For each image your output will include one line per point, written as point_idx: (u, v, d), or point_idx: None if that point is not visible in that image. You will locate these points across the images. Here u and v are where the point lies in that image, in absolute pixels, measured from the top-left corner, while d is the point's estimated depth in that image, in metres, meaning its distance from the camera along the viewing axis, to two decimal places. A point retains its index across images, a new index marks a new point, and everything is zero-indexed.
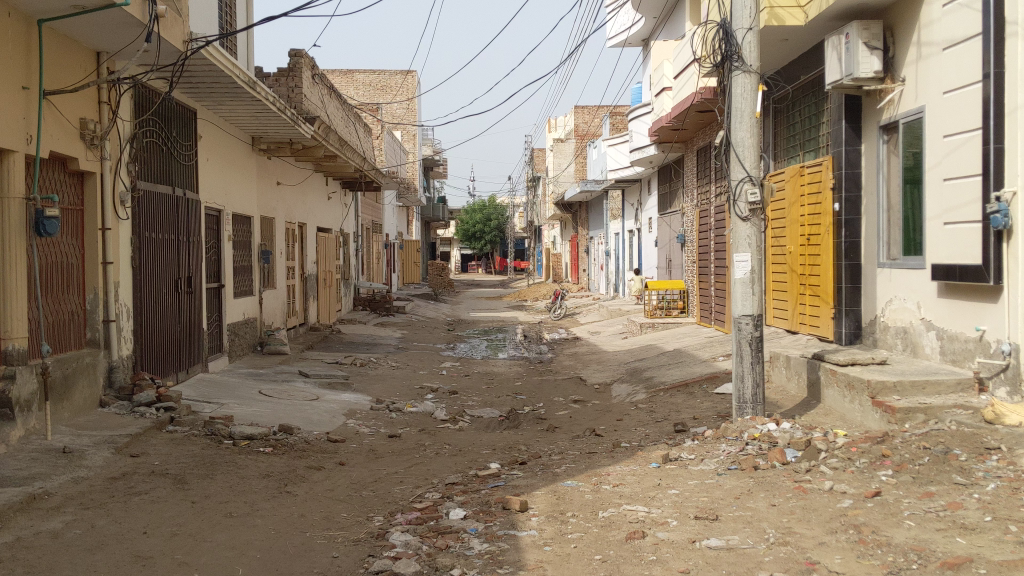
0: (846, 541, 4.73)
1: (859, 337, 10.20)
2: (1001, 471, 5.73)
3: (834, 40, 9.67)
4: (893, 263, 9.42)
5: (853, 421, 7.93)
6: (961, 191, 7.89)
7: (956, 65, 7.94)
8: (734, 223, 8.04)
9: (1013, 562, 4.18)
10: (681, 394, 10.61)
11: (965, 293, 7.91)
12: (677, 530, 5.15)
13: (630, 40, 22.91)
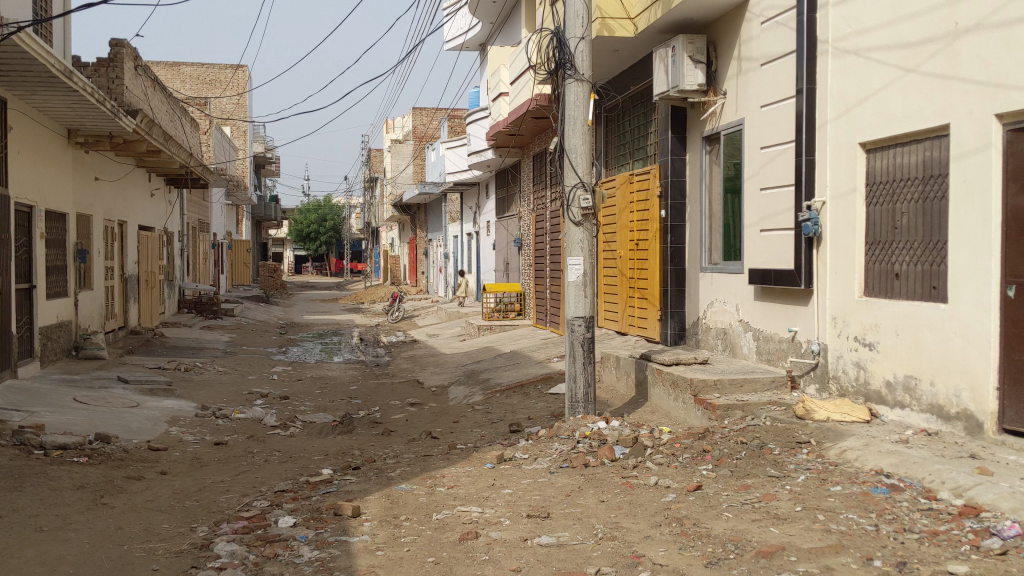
0: (669, 534, 4.92)
1: (683, 337, 10.63)
2: (810, 464, 6.12)
3: (661, 53, 10.05)
4: (714, 268, 9.87)
5: (677, 418, 8.26)
6: (775, 200, 8.38)
7: (772, 80, 8.42)
8: (568, 228, 8.20)
9: (821, 549, 4.47)
10: (516, 395, 10.75)
11: (778, 296, 8.39)
12: (510, 528, 5.21)
13: (467, 45, 23.08)
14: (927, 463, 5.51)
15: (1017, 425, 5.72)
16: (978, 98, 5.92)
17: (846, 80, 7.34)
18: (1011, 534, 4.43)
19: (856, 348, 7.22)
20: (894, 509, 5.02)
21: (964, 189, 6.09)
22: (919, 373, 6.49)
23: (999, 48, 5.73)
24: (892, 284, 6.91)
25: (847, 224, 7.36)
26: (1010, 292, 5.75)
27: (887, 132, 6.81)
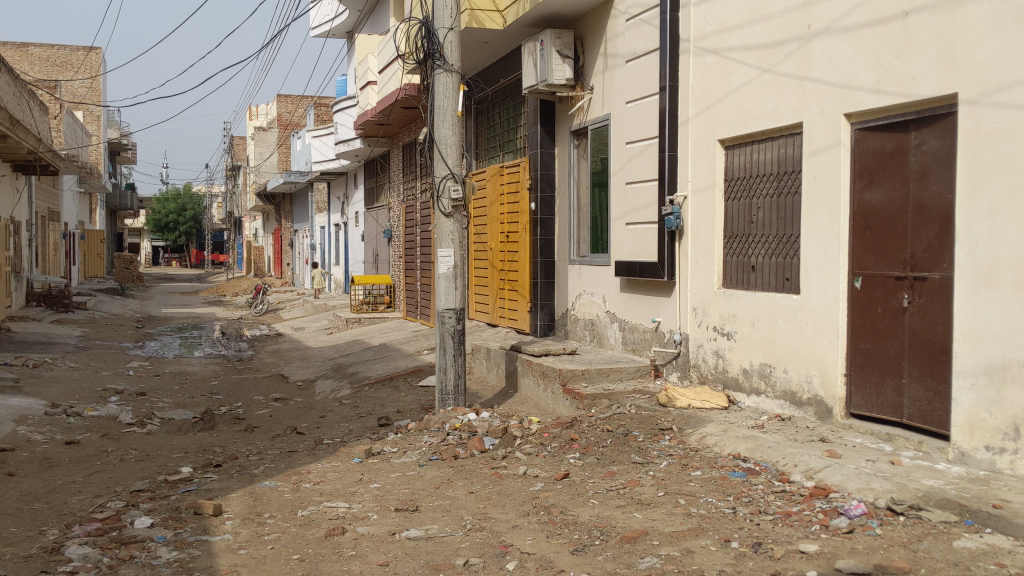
0: (537, 523, 4.97)
1: (552, 329, 10.76)
2: (672, 449, 6.30)
3: (529, 46, 10.12)
4: (582, 260, 10.04)
5: (546, 408, 8.36)
6: (640, 194, 8.57)
7: (637, 76, 8.61)
8: (438, 219, 8.15)
9: (682, 532, 4.61)
10: (386, 388, 10.67)
11: (642, 288, 8.60)
12: (377, 523, 5.15)
13: (335, 32, 22.68)
14: (780, 447, 5.76)
15: (863, 409, 6.06)
16: (828, 98, 6.22)
17: (706, 78, 7.58)
18: (857, 513, 4.68)
19: (715, 338, 7.49)
20: (751, 492, 5.22)
21: (815, 185, 6.38)
22: (773, 360, 6.78)
23: (848, 51, 6.02)
24: (749, 276, 7.20)
25: (706, 218, 7.61)
26: (856, 284, 6.08)
27: (744, 129, 7.07)
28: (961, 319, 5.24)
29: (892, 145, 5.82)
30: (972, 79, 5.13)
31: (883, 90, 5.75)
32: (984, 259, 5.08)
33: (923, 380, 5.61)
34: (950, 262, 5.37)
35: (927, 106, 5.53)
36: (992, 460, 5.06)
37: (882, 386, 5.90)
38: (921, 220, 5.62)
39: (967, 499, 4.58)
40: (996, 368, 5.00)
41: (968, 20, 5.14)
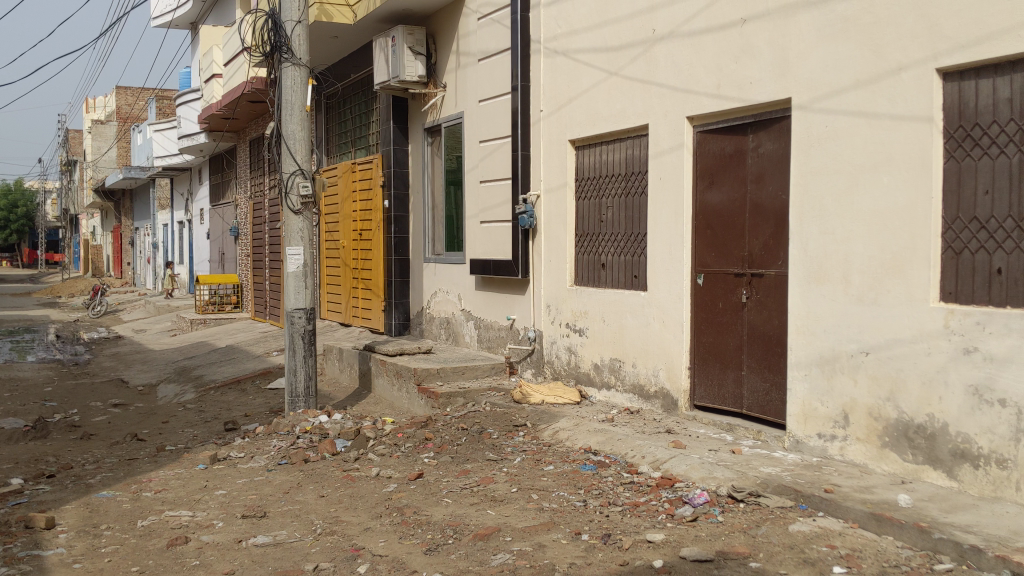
0: (390, 524, 4.92)
1: (407, 328, 10.68)
2: (525, 445, 6.37)
3: (381, 42, 10.01)
4: (437, 258, 10.02)
5: (400, 408, 8.29)
6: (494, 192, 8.62)
7: (489, 75, 8.64)
8: (287, 217, 7.95)
9: (534, 527, 4.66)
10: (233, 391, 10.34)
11: (497, 285, 8.65)
12: (223, 531, 4.98)
13: (177, 23, 21.86)
14: (629, 440, 5.90)
15: (706, 400, 6.30)
16: (672, 100, 6.41)
17: (556, 79, 7.69)
18: (701, 502, 4.85)
19: (567, 334, 7.62)
20: (600, 485, 5.33)
21: (660, 184, 6.57)
22: (623, 355, 6.95)
23: (691, 55, 6.22)
24: (599, 273, 7.35)
25: (557, 216, 7.74)
26: (699, 280, 6.32)
27: (594, 130, 7.21)
28: (795, 313, 5.51)
29: (731, 147, 6.05)
30: (804, 85, 5.40)
31: (724, 93, 5.97)
32: (815, 256, 5.37)
33: (761, 372, 5.87)
34: (785, 259, 5.65)
35: (764, 110, 5.78)
36: (824, 447, 5.35)
37: (723, 378, 6.14)
38: (758, 220, 5.88)
39: (801, 484, 4.83)
40: (827, 359, 5.30)
41: (800, 29, 5.41)
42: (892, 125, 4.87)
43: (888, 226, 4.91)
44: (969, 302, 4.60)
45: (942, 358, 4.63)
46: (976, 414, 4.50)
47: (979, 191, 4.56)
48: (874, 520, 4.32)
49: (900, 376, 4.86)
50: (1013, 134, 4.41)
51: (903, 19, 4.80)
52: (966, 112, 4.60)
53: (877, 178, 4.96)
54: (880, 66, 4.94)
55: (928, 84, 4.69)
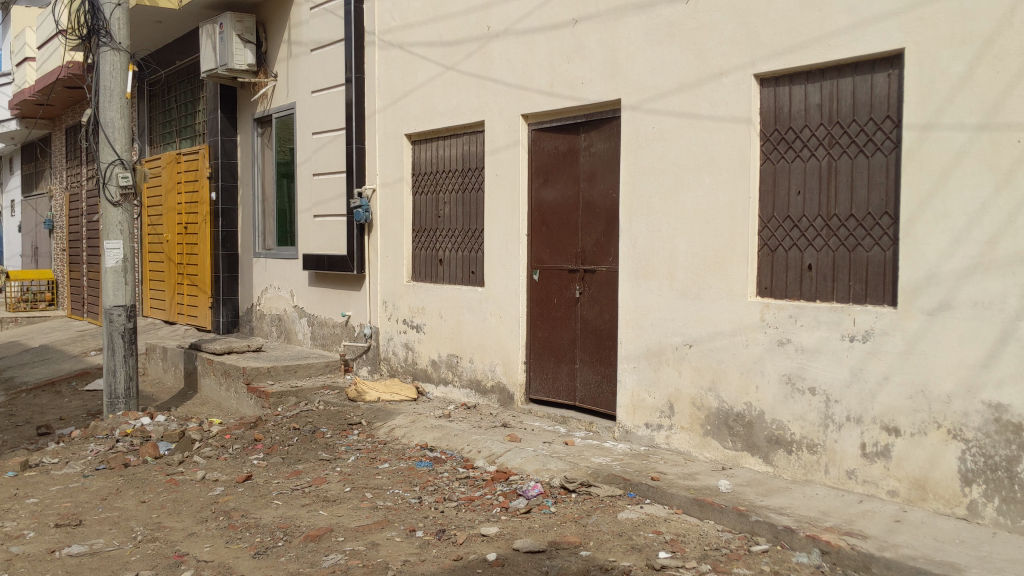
0: (216, 529, 4.74)
1: (236, 325, 10.33)
2: (359, 444, 6.28)
3: (208, 29, 9.64)
4: (268, 253, 9.75)
5: (229, 408, 8.01)
6: (327, 186, 8.46)
7: (322, 67, 8.48)
8: (105, 209, 7.54)
9: (367, 526, 4.60)
10: (47, 394, 9.71)
11: (331, 281, 8.50)
12: (34, 541, 4.67)
13: None
14: (464, 435, 5.92)
15: (540, 394, 6.40)
16: (506, 97, 6.47)
17: (391, 73, 7.62)
18: (534, 494, 4.91)
19: (403, 331, 7.58)
20: (436, 481, 5.32)
21: (495, 181, 6.62)
22: (459, 351, 6.97)
23: (524, 54, 6.30)
24: (436, 269, 7.35)
25: (393, 212, 7.68)
26: (534, 276, 6.41)
27: (430, 125, 7.20)
28: (624, 307, 5.68)
29: (564, 146, 6.17)
30: (632, 86, 5.56)
31: (556, 92, 6.07)
32: (643, 253, 5.54)
33: (593, 365, 6.02)
34: (615, 256, 5.82)
35: (595, 110, 5.92)
36: (651, 437, 5.53)
37: (557, 372, 6.25)
38: (589, 217, 6.02)
39: (630, 473, 4.98)
40: (654, 352, 5.48)
41: (628, 31, 5.57)
42: (714, 127, 5.09)
43: (710, 224, 5.13)
44: (783, 296, 4.88)
45: (759, 349, 4.89)
46: (789, 402, 4.78)
47: (792, 191, 4.83)
48: (697, 505, 4.50)
49: (721, 367, 5.09)
50: (822, 138, 4.70)
51: (723, 26, 5.02)
52: (781, 117, 4.87)
53: (700, 178, 5.17)
54: (702, 70, 5.15)
55: (747, 89, 4.92)
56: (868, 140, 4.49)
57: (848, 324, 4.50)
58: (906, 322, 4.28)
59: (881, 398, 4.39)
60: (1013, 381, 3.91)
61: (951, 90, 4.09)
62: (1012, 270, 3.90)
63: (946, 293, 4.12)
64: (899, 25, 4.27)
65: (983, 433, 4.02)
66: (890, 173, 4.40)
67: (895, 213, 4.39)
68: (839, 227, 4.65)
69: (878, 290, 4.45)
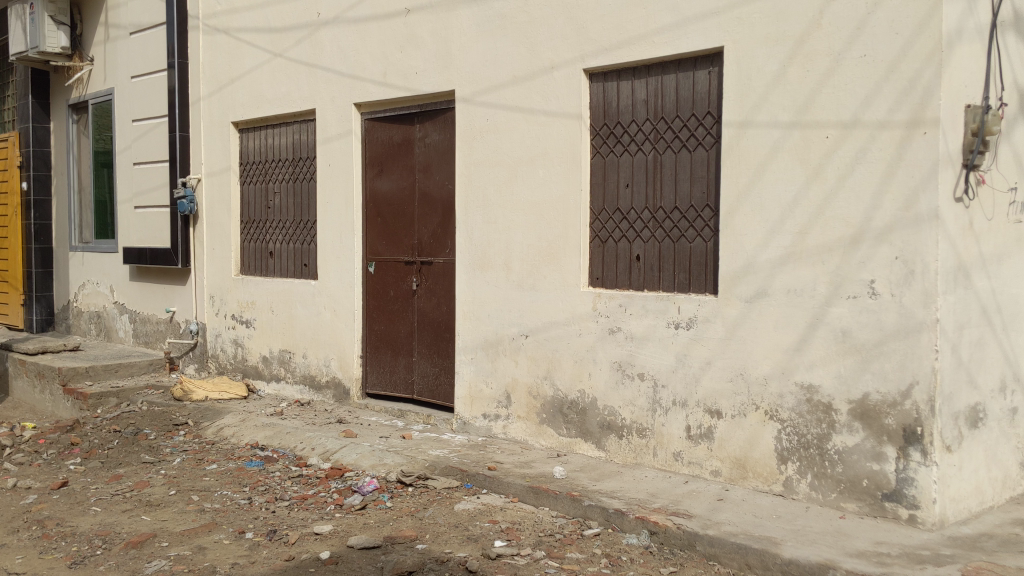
0: (28, 539, 4.45)
1: (52, 323, 9.73)
2: (186, 445, 6.04)
3: (16, 9, 8.93)
4: (85, 247, 9.23)
5: (44, 411, 7.53)
6: (149, 176, 8.09)
7: (143, 51, 8.08)
8: None
9: (193, 530, 4.43)
10: None
11: (154, 276, 8.14)
12: None
13: None
14: (297, 432, 5.80)
15: (377, 388, 6.34)
16: (337, 86, 6.35)
17: (217, 58, 7.34)
18: (369, 489, 4.86)
19: (232, 326, 7.34)
20: (266, 480, 5.18)
21: (328, 172, 6.50)
22: (292, 346, 6.81)
23: (355, 42, 6.20)
24: (267, 262, 7.16)
25: (222, 203, 7.42)
26: (370, 269, 6.34)
27: (259, 113, 6.99)
28: (460, 299, 5.69)
29: (398, 136, 6.13)
30: (465, 77, 5.57)
31: (389, 82, 6.00)
32: (479, 244, 5.56)
33: (430, 358, 6.01)
34: (452, 248, 5.83)
35: (428, 100, 5.90)
36: (488, 427, 5.57)
37: (394, 365, 6.22)
38: (425, 208, 6.00)
39: (466, 464, 5.00)
40: (491, 343, 5.52)
41: (460, 23, 5.57)
42: (545, 121, 5.16)
43: (544, 216, 5.20)
44: (613, 285, 5.00)
45: (591, 338, 5.01)
46: (619, 388, 4.91)
47: (621, 184, 4.95)
48: (532, 493, 4.57)
49: (555, 356, 5.18)
50: (648, 132, 4.84)
51: (553, 20, 5.10)
52: (609, 112, 4.99)
53: (534, 171, 5.23)
54: (533, 63, 5.21)
55: (576, 83, 5.01)
56: (691, 135, 4.66)
57: (673, 311, 4.67)
58: (726, 309, 4.47)
59: (704, 382, 4.57)
60: (823, 363, 4.14)
61: (766, 88, 4.29)
62: (822, 259, 4.13)
63: (763, 282, 4.33)
64: (719, 24, 4.45)
65: (797, 413, 4.25)
66: (711, 167, 4.58)
67: (716, 206, 4.57)
68: (665, 219, 4.80)
69: (701, 279, 4.64)
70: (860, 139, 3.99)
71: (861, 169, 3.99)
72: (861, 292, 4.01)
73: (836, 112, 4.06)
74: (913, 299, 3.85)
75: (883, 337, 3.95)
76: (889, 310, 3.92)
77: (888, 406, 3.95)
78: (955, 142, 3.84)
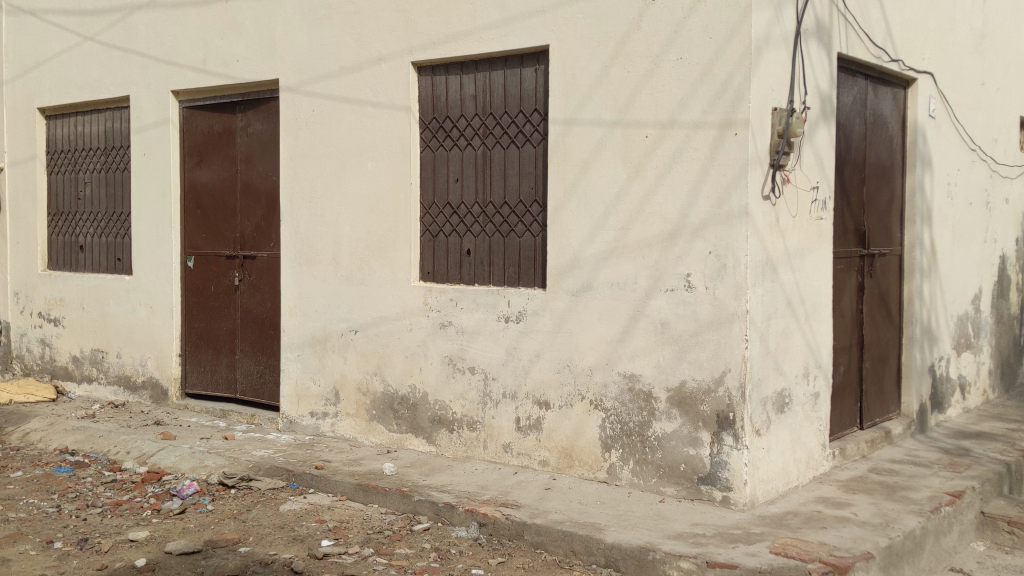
0: None
1: None
2: None
3: None
4: None
5: None
6: None
7: None
8: None
9: None
10: None
11: None
12: None
13: None
14: (111, 435, 5.52)
15: (199, 387, 6.12)
16: (154, 72, 6.08)
17: (20, 40, 6.89)
18: (189, 493, 4.69)
19: (40, 325, 6.92)
20: (77, 487, 4.90)
21: (144, 162, 6.21)
22: (105, 345, 6.49)
23: (172, 27, 5.95)
24: (77, 256, 6.79)
25: (28, 194, 6.99)
26: (189, 263, 6.11)
27: (68, 99, 6.62)
28: (286, 295, 5.57)
29: (220, 126, 5.94)
30: (290, 67, 5.44)
31: (210, 70, 5.79)
32: (305, 238, 5.46)
33: (255, 356, 5.85)
34: (276, 241, 5.69)
35: (251, 90, 5.73)
36: (316, 425, 5.48)
37: (216, 363, 6.03)
38: (248, 201, 5.83)
39: (293, 464, 4.90)
40: (318, 339, 5.43)
41: (285, 11, 5.44)
42: (374, 113, 5.12)
43: (373, 210, 5.16)
44: (444, 280, 5.02)
45: (422, 333, 5.01)
46: (450, 382, 4.93)
47: (451, 178, 4.98)
48: (360, 491, 4.52)
49: (385, 352, 5.15)
50: (477, 127, 4.87)
51: (381, 12, 5.05)
52: (438, 106, 5.00)
53: (361, 164, 5.18)
54: (361, 55, 5.14)
55: (405, 76, 4.99)
56: (519, 131, 4.73)
57: (503, 305, 4.72)
58: (554, 302, 4.56)
59: (532, 374, 4.65)
60: (644, 354, 4.30)
61: (590, 86, 4.40)
62: (642, 254, 4.28)
63: (587, 275, 4.45)
64: (544, 23, 4.53)
65: (620, 402, 4.39)
66: (538, 163, 4.66)
67: (543, 201, 4.66)
68: (494, 214, 4.85)
69: (530, 273, 4.71)
70: (677, 139, 4.15)
71: (678, 168, 4.15)
72: (679, 286, 4.18)
73: (655, 112, 4.21)
74: (725, 292, 4.04)
75: (699, 328, 4.13)
76: (704, 302, 4.11)
77: (703, 393, 4.13)
78: (764, 143, 4.04)
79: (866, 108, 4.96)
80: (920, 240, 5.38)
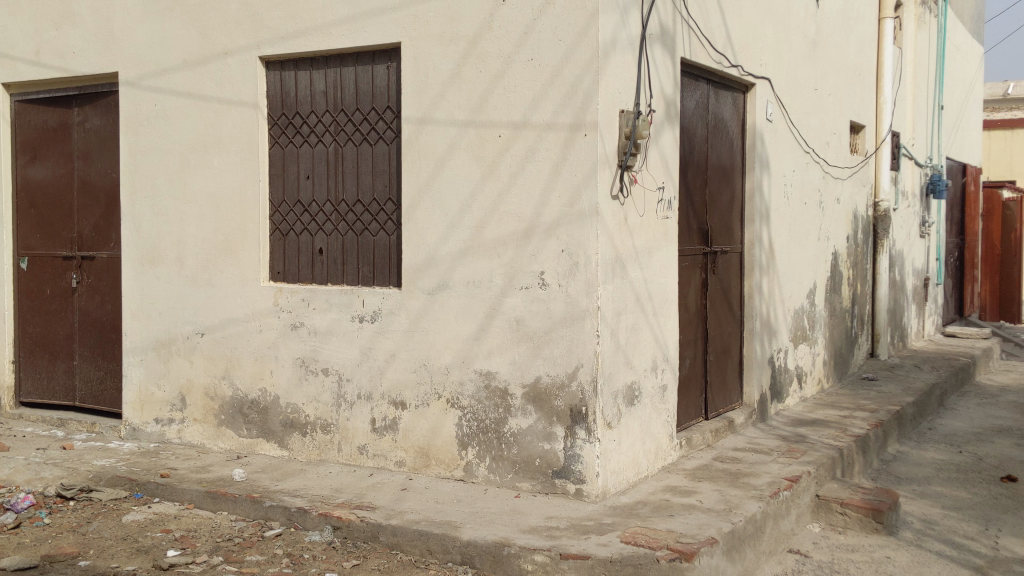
0: None
1: None
2: None
3: None
4: None
5: None
6: None
7: None
8: None
9: None
10: None
11: None
12: None
13: None
14: None
15: (34, 396, 5.81)
16: None
17: None
18: (24, 506, 4.44)
19: None
20: None
21: None
22: None
23: (2, 16, 5.63)
24: None
25: None
26: (22, 265, 5.79)
27: None
28: (128, 297, 5.35)
29: (54, 120, 5.66)
30: (131, 60, 5.23)
31: (43, 62, 5.51)
32: (148, 238, 5.26)
33: (94, 361, 5.60)
34: (117, 241, 5.47)
35: (88, 83, 5.48)
36: (161, 432, 5.29)
37: (52, 370, 5.75)
38: (85, 199, 5.58)
39: (137, 473, 4.72)
40: (164, 342, 5.24)
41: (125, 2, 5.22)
42: (220, 109, 4.98)
43: (221, 208, 5.02)
44: (296, 280, 4.94)
45: (273, 334, 4.91)
46: (303, 384, 4.85)
47: (301, 176, 4.90)
48: (209, 498, 4.40)
49: (234, 355, 5.02)
50: (328, 124, 4.81)
51: (227, 6, 4.92)
52: (288, 102, 4.91)
53: (207, 160, 5.03)
54: (206, 49, 4.99)
55: (253, 71, 4.87)
56: (371, 129, 4.70)
57: (358, 305, 4.68)
58: (409, 302, 4.55)
59: (388, 374, 4.63)
60: (499, 352, 4.34)
61: (442, 86, 4.42)
62: (496, 253, 4.32)
63: (442, 274, 4.46)
64: (395, 22, 4.51)
65: (476, 400, 4.42)
66: (392, 161, 4.64)
67: (397, 200, 4.64)
68: (347, 212, 4.80)
69: (385, 272, 4.69)
70: (529, 140, 4.21)
71: (530, 168, 4.21)
72: (532, 284, 4.24)
73: (507, 113, 4.26)
74: (577, 289, 4.13)
75: (552, 325, 4.20)
76: (557, 299, 4.18)
77: (557, 389, 4.21)
78: (612, 144, 4.14)
79: (708, 111, 5.16)
80: (759, 239, 5.64)
